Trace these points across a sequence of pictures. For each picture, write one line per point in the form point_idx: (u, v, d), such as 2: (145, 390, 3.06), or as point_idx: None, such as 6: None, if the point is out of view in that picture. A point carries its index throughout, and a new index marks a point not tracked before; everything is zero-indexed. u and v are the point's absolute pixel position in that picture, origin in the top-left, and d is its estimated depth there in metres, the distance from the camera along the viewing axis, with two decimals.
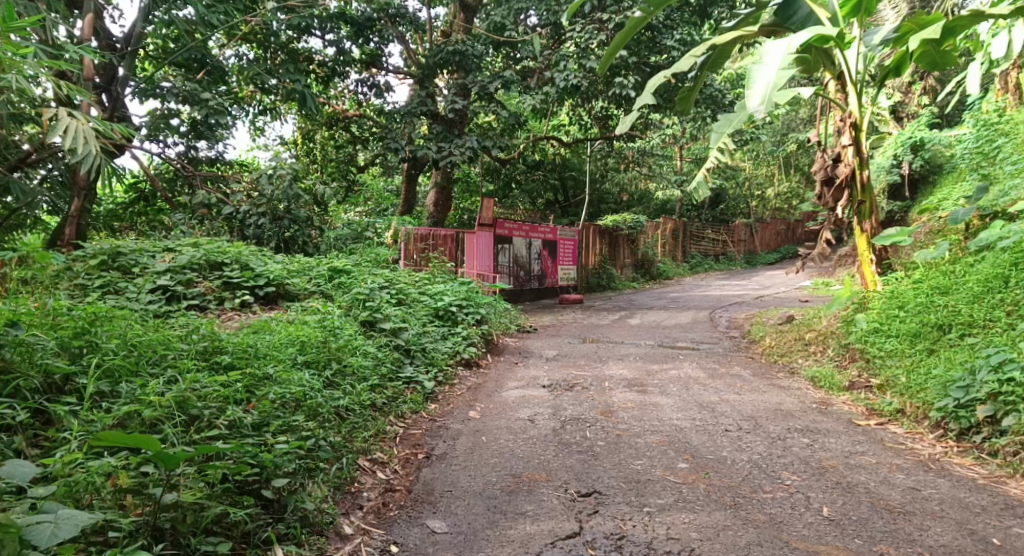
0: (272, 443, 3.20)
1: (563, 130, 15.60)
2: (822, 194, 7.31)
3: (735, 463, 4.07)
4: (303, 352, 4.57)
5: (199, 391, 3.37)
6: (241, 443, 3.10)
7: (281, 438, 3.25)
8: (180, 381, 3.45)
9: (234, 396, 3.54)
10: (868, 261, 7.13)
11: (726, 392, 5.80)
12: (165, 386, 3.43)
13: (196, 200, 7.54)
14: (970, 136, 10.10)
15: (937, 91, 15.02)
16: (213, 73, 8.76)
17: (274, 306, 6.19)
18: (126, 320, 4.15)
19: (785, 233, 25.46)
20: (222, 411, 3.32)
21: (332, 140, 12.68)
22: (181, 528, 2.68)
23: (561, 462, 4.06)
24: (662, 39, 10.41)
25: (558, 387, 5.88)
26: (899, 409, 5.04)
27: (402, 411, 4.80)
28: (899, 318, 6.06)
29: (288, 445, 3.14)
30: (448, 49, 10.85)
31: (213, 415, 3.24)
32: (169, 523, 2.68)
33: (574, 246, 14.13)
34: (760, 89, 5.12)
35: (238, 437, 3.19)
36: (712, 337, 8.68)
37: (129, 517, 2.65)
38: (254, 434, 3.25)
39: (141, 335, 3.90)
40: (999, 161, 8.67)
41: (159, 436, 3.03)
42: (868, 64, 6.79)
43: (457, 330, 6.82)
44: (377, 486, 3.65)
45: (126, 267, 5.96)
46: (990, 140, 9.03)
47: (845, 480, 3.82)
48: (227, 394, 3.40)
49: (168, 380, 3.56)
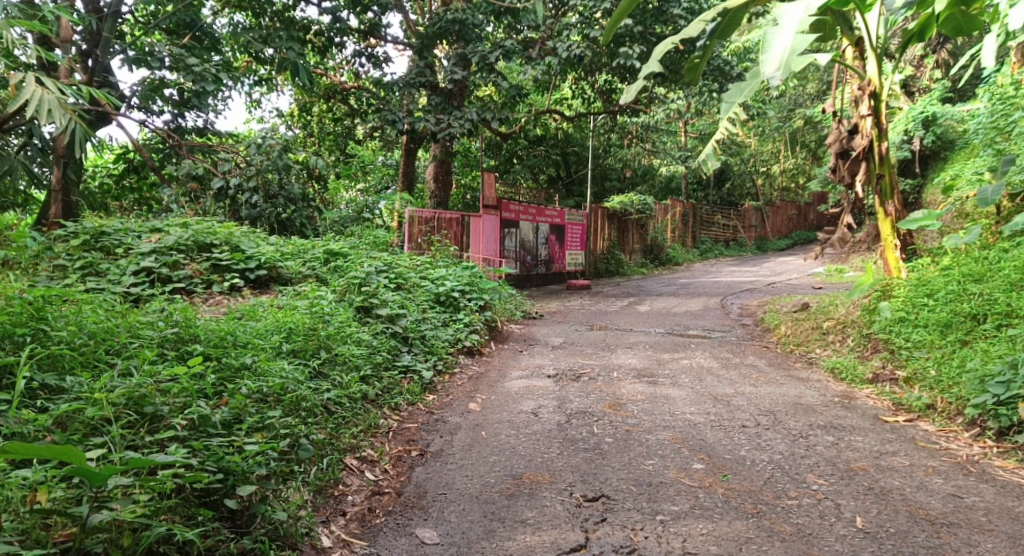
0: (244, 444, 2.92)
1: (563, 106, 15.28)
2: (839, 167, 7.24)
3: (755, 464, 3.74)
4: (290, 339, 4.27)
5: (161, 386, 3.09)
6: (204, 446, 2.81)
7: (253, 438, 2.95)
8: (138, 374, 3.16)
9: (203, 390, 3.24)
10: (892, 245, 6.71)
11: (742, 383, 5.47)
12: (120, 379, 3.14)
13: (182, 170, 7.09)
14: (986, 110, 9.79)
15: (950, 65, 14.73)
16: (205, 39, 8.45)
17: (266, 290, 5.89)
18: (89, 305, 3.87)
19: (796, 218, 24.97)
20: (185, 407, 3.04)
21: (329, 113, 12.45)
22: (116, 552, 2.41)
23: (566, 462, 3.74)
24: (667, 8, 10.15)
25: (564, 376, 5.57)
26: (929, 405, 4.70)
27: (397, 403, 4.49)
28: (927, 306, 5.67)
29: (259, 447, 2.86)
30: (448, 18, 10.41)
31: (173, 412, 2.96)
32: (102, 546, 2.41)
33: (582, 230, 13.80)
34: (776, 55, 4.85)
35: (201, 438, 2.91)
36: (725, 324, 8.33)
37: (48, 544, 2.35)
38: (224, 434, 2.98)
39: (101, 321, 3.62)
40: (1014, 138, 8.32)
41: (101, 440, 2.73)
42: (890, 29, 6.55)
43: (459, 316, 6.50)
44: (363, 489, 3.36)
45: (109, 247, 5.67)
46: (1006, 114, 8.70)
47: (878, 485, 3.48)
48: (192, 388, 3.11)
49: (124, 371, 3.26)
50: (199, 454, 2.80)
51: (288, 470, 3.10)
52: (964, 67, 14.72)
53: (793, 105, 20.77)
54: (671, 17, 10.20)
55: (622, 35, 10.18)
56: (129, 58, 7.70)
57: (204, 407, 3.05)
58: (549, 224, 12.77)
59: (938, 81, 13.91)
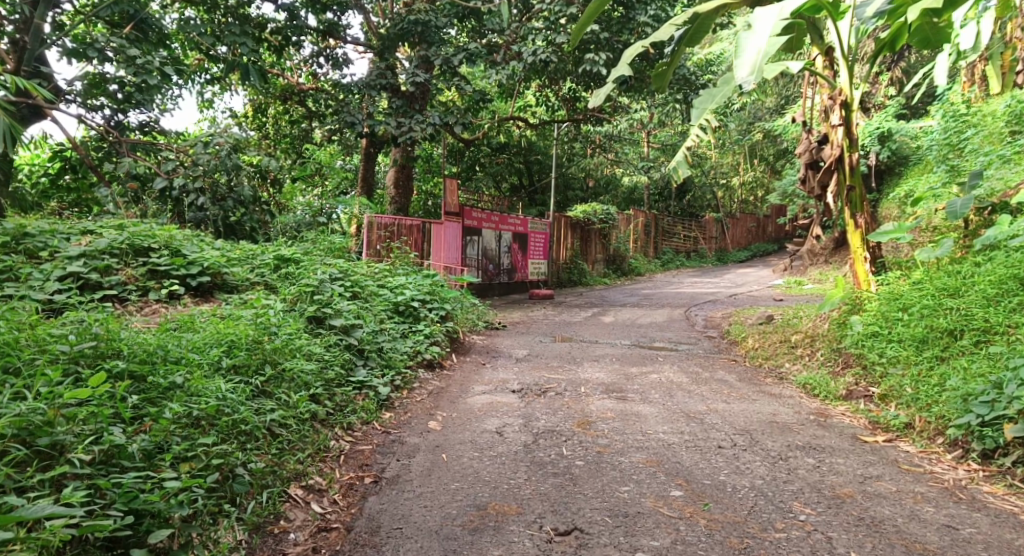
0: (164, 481, 2.70)
1: (527, 113, 15.03)
2: (807, 177, 7.40)
3: (737, 491, 3.49)
4: (231, 354, 3.88)
5: (67, 411, 2.75)
6: (113, 483, 2.61)
7: (173, 473, 2.74)
8: (39, 397, 2.80)
9: (119, 414, 2.90)
10: (862, 258, 6.51)
11: (714, 400, 5.24)
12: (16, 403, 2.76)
13: (122, 169, 6.64)
14: (939, 126, 9.87)
15: (904, 82, 14.94)
16: (153, 35, 7.98)
17: (209, 299, 5.47)
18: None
19: (755, 230, 25.11)
20: (97, 437, 2.73)
21: (286, 115, 12.05)
22: None
23: (534, 489, 3.44)
24: (633, 15, 9.94)
25: (529, 392, 5.27)
26: (907, 424, 4.54)
27: (351, 423, 4.14)
28: (902, 321, 5.53)
29: (181, 484, 2.66)
30: (410, 19, 10.03)
31: (78, 442, 2.66)
32: None
33: (545, 239, 13.56)
34: (749, 59, 4.67)
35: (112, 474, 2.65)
36: (691, 337, 8.13)
37: None
38: (140, 468, 2.72)
39: (2, 334, 3.21)
40: (966, 154, 8.30)
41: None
42: (861, 38, 6.42)
43: (419, 327, 6.15)
44: (307, 525, 3.05)
45: (32, 250, 5.19)
46: (960, 131, 8.75)
47: (869, 515, 3.27)
48: (105, 413, 2.78)
49: (24, 394, 2.88)
50: (107, 493, 2.58)
51: (216, 507, 2.86)
52: (917, 85, 14.95)
53: (752, 119, 20.87)
54: (636, 25, 9.99)
55: (588, 41, 9.93)
56: (67, 50, 7.19)
57: (119, 435, 2.76)
58: (512, 232, 12.47)
59: (893, 98, 14.08)
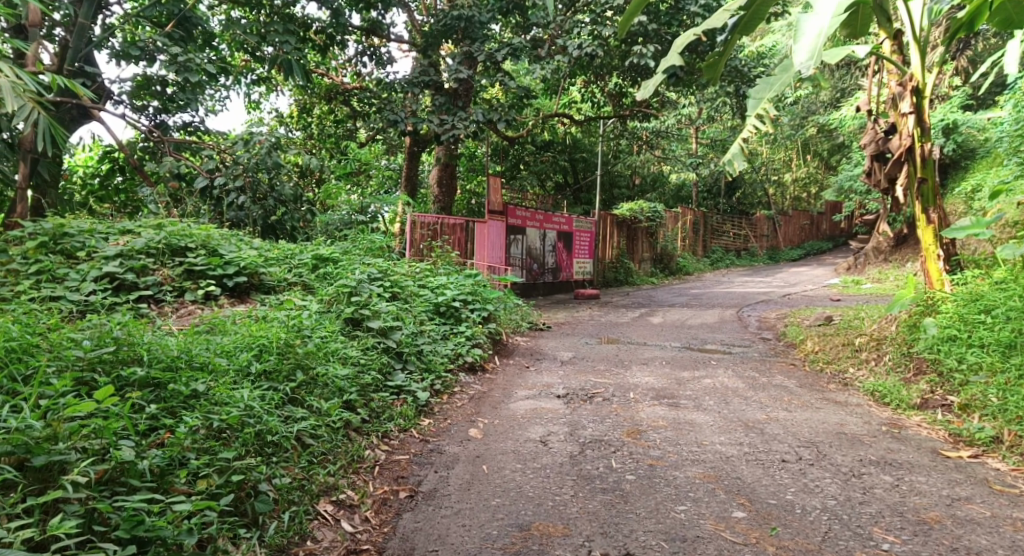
0: (174, 503, 2.56)
1: (572, 109, 14.69)
2: (872, 169, 6.91)
3: (808, 512, 3.15)
4: (260, 357, 3.72)
5: (75, 424, 2.64)
6: (114, 508, 2.46)
7: (183, 495, 2.60)
8: (46, 410, 2.69)
9: (130, 427, 2.78)
10: (934, 256, 5.94)
11: (774, 408, 4.86)
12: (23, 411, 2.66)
13: (165, 169, 6.55)
14: (1010, 116, 9.25)
15: (969, 72, 14.19)
16: (203, 36, 7.98)
17: (245, 300, 5.33)
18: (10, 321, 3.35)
19: (810, 227, 24.20)
20: (105, 452, 2.62)
21: (331, 114, 11.96)
22: None
23: (581, 507, 3.16)
24: (683, 5, 9.51)
25: (575, 397, 4.98)
26: (995, 438, 4.12)
27: (387, 431, 3.92)
28: (985, 324, 5.11)
29: (190, 509, 2.51)
30: (453, 14, 9.73)
31: (84, 458, 2.54)
32: None
33: (591, 238, 13.22)
34: (808, 40, 3.95)
35: (120, 492, 2.53)
36: (745, 339, 7.71)
37: None
38: (152, 488, 2.60)
39: (18, 340, 3.11)
40: None
41: None
42: (934, 19, 5.90)
43: (460, 328, 5.91)
44: (336, 545, 2.85)
45: (70, 250, 5.11)
46: None
47: (962, 544, 2.91)
48: (114, 426, 2.66)
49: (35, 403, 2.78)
50: (112, 517, 2.44)
51: (233, 532, 2.69)
52: (985, 74, 14.13)
53: (806, 113, 20.09)
54: (686, 15, 9.56)
55: (635, 34, 9.59)
56: (117, 53, 7.16)
57: (128, 450, 2.63)
58: (556, 230, 12.18)
59: (958, 88, 13.36)
